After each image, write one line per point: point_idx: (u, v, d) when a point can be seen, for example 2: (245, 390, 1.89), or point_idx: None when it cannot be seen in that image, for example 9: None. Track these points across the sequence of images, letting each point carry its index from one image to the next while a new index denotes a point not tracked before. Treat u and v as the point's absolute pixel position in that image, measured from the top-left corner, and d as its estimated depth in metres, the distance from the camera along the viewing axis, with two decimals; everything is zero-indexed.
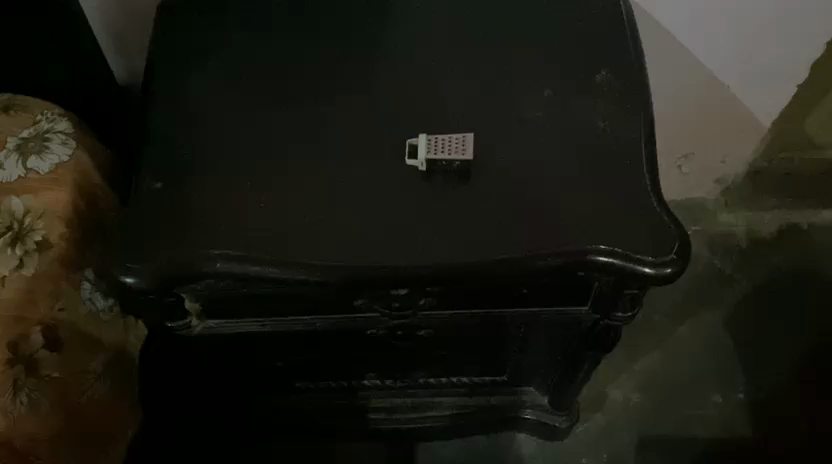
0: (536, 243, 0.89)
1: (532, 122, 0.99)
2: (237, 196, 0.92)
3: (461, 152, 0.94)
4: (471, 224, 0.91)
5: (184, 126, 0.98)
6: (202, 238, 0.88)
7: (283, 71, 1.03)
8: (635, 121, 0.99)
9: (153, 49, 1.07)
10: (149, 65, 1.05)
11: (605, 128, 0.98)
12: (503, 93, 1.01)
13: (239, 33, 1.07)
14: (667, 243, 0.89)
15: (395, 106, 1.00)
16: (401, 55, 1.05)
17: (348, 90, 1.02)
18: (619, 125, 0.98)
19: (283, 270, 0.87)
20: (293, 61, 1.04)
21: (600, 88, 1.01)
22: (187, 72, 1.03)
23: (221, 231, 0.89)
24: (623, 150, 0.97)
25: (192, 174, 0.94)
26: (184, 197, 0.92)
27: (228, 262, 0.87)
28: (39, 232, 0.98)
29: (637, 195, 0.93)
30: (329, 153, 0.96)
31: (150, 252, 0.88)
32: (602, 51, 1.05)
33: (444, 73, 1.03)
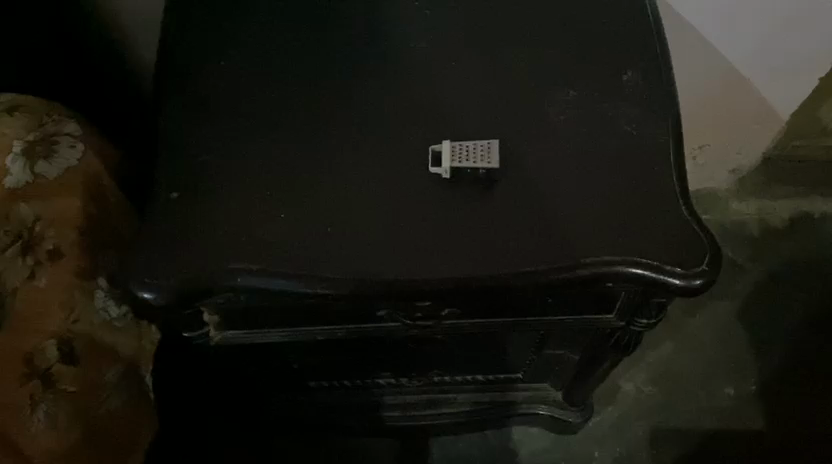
0: (563, 255, 0.88)
1: (557, 127, 0.96)
2: (258, 207, 0.90)
3: (487, 161, 0.91)
4: (497, 236, 0.89)
5: (200, 134, 0.95)
6: (222, 253, 0.86)
7: (301, 75, 1.01)
8: (663, 125, 0.97)
9: (165, 51, 1.04)
10: (162, 70, 1.02)
11: (633, 133, 0.96)
12: (526, 95, 0.99)
13: (254, 38, 1.04)
14: (698, 255, 0.88)
15: (416, 110, 0.98)
16: (421, 57, 1.02)
17: (368, 95, 0.99)
18: (647, 129, 0.96)
19: (305, 284, 0.85)
20: (310, 65, 1.01)
21: (626, 90, 0.99)
22: (201, 79, 1.00)
23: (243, 245, 0.87)
24: (652, 156, 0.94)
25: (211, 185, 0.91)
26: (202, 210, 0.89)
27: (251, 277, 0.85)
28: (49, 242, 0.96)
29: (667, 204, 0.91)
30: (350, 161, 0.93)
31: (169, 266, 0.85)
32: (628, 51, 1.02)
33: (466, 76, 1.01)
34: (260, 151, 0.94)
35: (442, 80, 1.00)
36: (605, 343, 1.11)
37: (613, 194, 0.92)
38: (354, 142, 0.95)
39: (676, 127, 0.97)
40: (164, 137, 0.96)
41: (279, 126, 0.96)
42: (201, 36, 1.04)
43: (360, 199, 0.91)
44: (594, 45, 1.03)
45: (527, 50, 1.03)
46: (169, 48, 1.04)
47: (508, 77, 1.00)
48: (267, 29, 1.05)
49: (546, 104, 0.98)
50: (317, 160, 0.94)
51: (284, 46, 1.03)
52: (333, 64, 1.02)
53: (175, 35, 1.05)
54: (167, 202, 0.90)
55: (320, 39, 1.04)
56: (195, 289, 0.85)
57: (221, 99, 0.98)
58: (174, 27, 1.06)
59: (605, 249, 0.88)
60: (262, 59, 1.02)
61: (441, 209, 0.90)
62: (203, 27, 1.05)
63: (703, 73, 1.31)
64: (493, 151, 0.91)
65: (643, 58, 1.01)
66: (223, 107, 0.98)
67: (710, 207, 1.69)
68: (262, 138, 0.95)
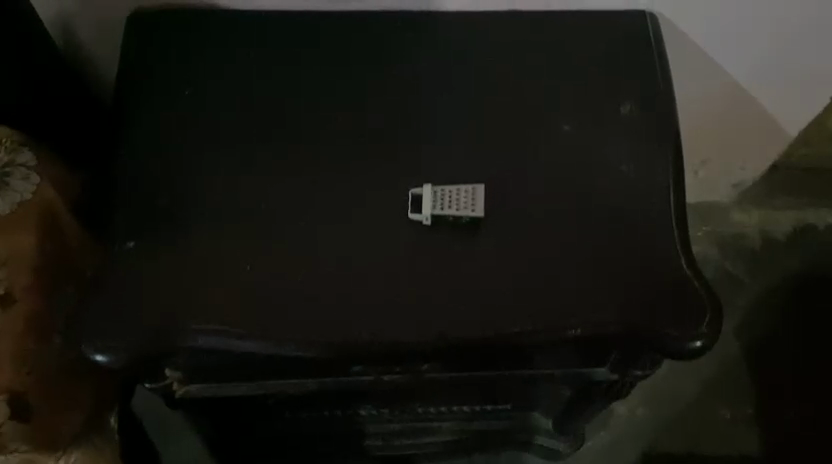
0: (554, 313, 0.80)
1: (549, 166, 0.89)
2: (222, 257, 0.83)
3: (471, 210, 0.85)
4: (481, 290, 0.81)
5: (164, 174, 0.89)
6: (181, 310, 0.79)
7: (273, 108, 0.94)
8: (662, 164, 0.90)
9: (124, 77, 0.97)
10: (120, 99, 0.95)
11: (629, 173, 0.89)
12: (515, 132, 0.92)
13: (222, 63, 0.97)
14: (697, 315, 0.81)
15: (396, 148, 0.91)
16: (404, 86, 0.96)
17: (346, 130, 0.93)
18: (645, 169, 0.89)
19: (270, 345, 0.78)
20: (283, 95, 0.95)
21: (624, 125, 0.92)
22: (166, 112, 0.93)
23: (204, 301, 0.80)
24: (650, 199, 0.87)
25: (171, 231, 0.84)
26: (161, 259, 0.82)
27: (211, 337, 0.78)
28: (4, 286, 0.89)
29: (665, 254, 0.85)
30: (325, 206, 0.87)
31: (124, 326, 0.78)
32: (627, 80, 0.95)
33: (451, 108, 0.94)
34: (227, 193, 0.88)
35: (426, 112, 0.94)
36: (593, 394, 1.03)
37: (608, 242, 0.85)
38: (330, 184, 0.89)
39: (676, 166, 0.90)
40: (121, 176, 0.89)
41: (249, 166, 0.90)
42: (165, 62, 0.97)
43: (333, 248, 0.84)
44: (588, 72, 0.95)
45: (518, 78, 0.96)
46: (130, 75, 0.96)
47: (497, 111, 0.94)
48: (237, 54, 0.97)
49: (536, 141, 0.91)
50: (288, 202, 0.87)
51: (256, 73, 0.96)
52: (308, 94, 0.95)
53: (138, 61, 0.97)
54: (124, 250, 0.83)
55: (295, 66, 0.97)
56: (150, 350, 0.78)
57: (187, 135, 0.92)
58: (136, 50, 0.98)
59: (599, 305, 0.81)
60: (232, 88, 0.95)
61: (421, 261, 0.83)
62: (167, 52, 0.98)
63: (707, 95, 1.24)
64: (478, 199, 0.86)
65: (642, 87, 0.94)
66: (188, 145, 0.91)
67: (711, 216, 1.62)
68: (231, 178, 0.89)
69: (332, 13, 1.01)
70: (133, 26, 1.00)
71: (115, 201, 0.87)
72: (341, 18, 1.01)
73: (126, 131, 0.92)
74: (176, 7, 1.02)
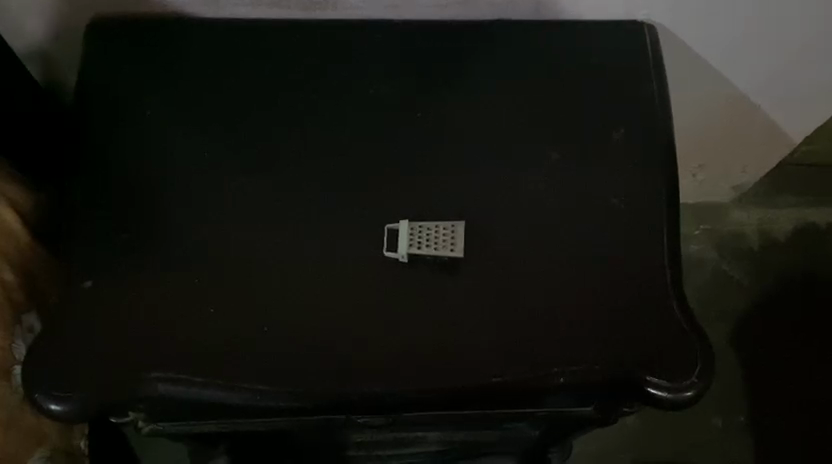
0: (536, 362, 0.76)
1: (535, 198, 0.85)
2: (187, 298, 0.79)
3: (450, 250, 0.81)
4: (460, 335, 0.78)
5: (123, 206, 0.84)
6: (141, 358, 0.76)
7: (240, 131, 0.88)
8: (654, 197, 0.86)
9: (86, 92, 0.90)
10: (82, 118, 0.89)
11: (620, 207, 0.85)
12: (500, 159, 0.87)
13: (191, 79, 0.90)
14: (690, 363, 0.78)
15: (374, 174, 0.86)
16: (382, 105, 0.90)
17: (319, 155, 0.87)
18: (637, 203, 0.85)
19: (236, 393, 0.75)
20: (255, 115, 0.89)
21: (616, 151, 0.88)
22: (127, 137, 0.88)
23: (168, 347, 0.76)
24: (642, 236, 0.84)
25: (133, 270, 0.81)
26: (120, 303, 0.79)
27: (174, 386, 0.75)
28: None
29: (655, 296, 0.81)
30: (298, 241, 0.83)
31: (83, 375, 0.75)
32: (621, 102, 0.90)
33: (431, 131, 0.89)
34: (192, 228, 0.83)
35: (406, 135, 0.88)
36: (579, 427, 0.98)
37: (594, 283, 0.81)
38: (304, 215, 0.84)
39: (670, 199, 0.86)
40: (78, 211, 0.84)
41: (217, 196, 0.85)
42: (125, 80, 0.91)
43: (304, 289, 0.80)
44: (579, 93, 0.91)
45: (504, 98, 0.90)
46: (87, 94, 0.90)
47: (481, 134, 0.89)
48: (201, 71, 0.91)
49: (523, 170, 0.87)
50: (260, 235, 0.83)
51: (223, 91, 0.90)
52: (279, 114, 0.89)
53: (94, 77, 0.91)
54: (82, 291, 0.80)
55: (265, 82, 0.90)
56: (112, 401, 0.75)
57: (149, 163, 0.86)
58: (93, 65, 0.92)
59: (583, 353, 0.77)
60: (195, 109, 0.89)
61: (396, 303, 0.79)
62: (128, 69, 0.92)
63: (708, 104, 1.17)
64: (457, 238, 0.82)
65: (637, 112, 0.90)
66: (151, 173, 0.86)
67: (709, 215, 1.56)
68: (196, 209, 0.84)
69: (306, 21, 0.94)
70: (88, 39, 0.93)
71: (72, 236, 0.83)
72: (316, 26, 0.94)
73: (85, 159, 0.87)
74: (138, 15, 0.96)
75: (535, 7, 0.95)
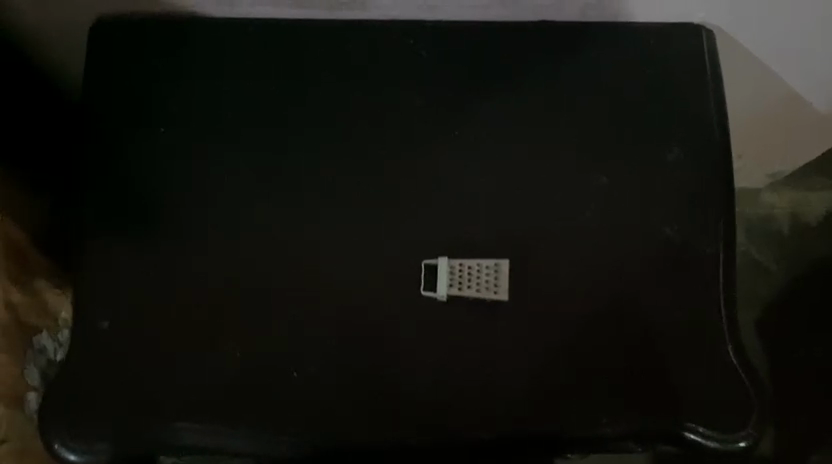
0: (579, 413, 0.73)
1: (583, 228, 0.79)
2: (211, 341, 0.75)
3: (493, 292, 0.76)
4: (502, 384, 0.73)
5: (141, 235, 0.79)
6: (168, 406, 0.72)
7: (263, 153, 0.82)
8: (710, 228, 0.80)
9: (101, 103, 0.84)
10: (99, 134, 0.83)
11: (673, 240, 0.79)
12: (546, 184, 0.81)
13: (214, 90, 0.84)
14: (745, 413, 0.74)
15: (411, 199, 0.81)
16: (416, 124, 0.83)
17: (349, 180, 0.81)
18: (692, 235, 0.80)
19: (264, 444, 0.72)
20: (286, 130, 0.83)
21: (670, 175, 0.82)
22: (141, 158, 0.82)
23: (197, 395, 0.73)
24: (694, 272, 0.78)
25: (152, 308, 0.76)
26: (140, 345, 0.74)
27: (199, 434, 0.72)
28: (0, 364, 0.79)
29: (708, 341, 0.76)
30: (327, 276, 0.77)
31: (107, 422, 0.72)
32: (675, 119, 0.84)
33: (469, 153, 0.82)
34: (213, 262, 0.78)
35: (444, 155, 0.82)
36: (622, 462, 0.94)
37: (643, 327, 0.76)
38: (334, 247, 0.79)
39: (727, 230, 0.80)
40: (90, 240, 0.79)
41: (240, 226, 0.79)
42: (140, 91, 0.85)
43: (335, 331, 0.75)
44: (631, 110, 0.84)
45: (549, 115, 0.83)
46: (95, 108, 0.84)
47: (523, 157, 0.82)
48: (217, 83, 0.84)
49: (569, 196, 0.81)
50: (291, 268, 0.78)
51: (243, 106, 0.84)
52: (305, 134, 0.83)
53: (102, 90, 0.85)
54: (98, 330, 0.75)
55: (288, 96, 0.84)
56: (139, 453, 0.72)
57: (167, 187, 0.81)
58: (100, 76, 0.85)
59: (632, 402, 0.73)
60: (214, 127, 0.83)
61: (434, 348, 0.75)
62: (137, 79, 0.85)
63: (752, 102, 1.10)
64: (501, 279, 0.76)
65: (693, 131, 0.83)
66: (169, 199, 0.81)
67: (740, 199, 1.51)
68: (216, 241, 0.79)
69: (331, 25, 0.87)
70: (93, 45, 0.86)
71: (86, 268, 0.78)
72: (342, 32, 0.87)
73: (98, 181, 0.82)
74: (147, 15, 0.88)
75: (584, 6, 0.86)
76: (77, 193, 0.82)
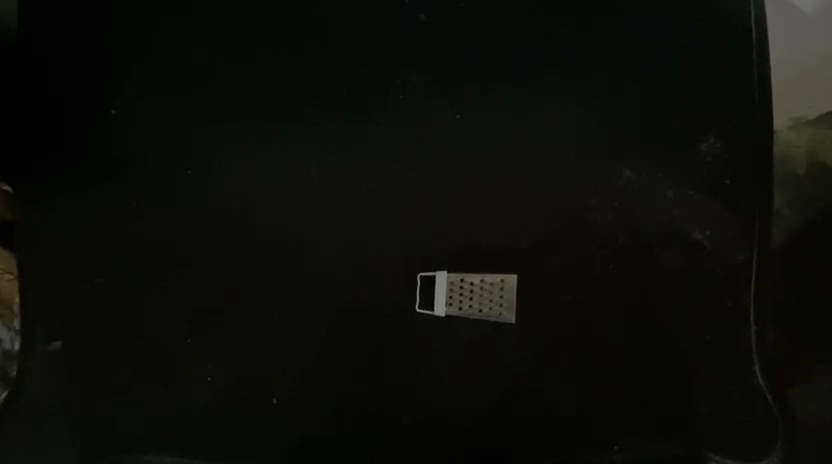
0: (582, 441, 0.69)
1: (598, 234, 0.70)
2: (190, 365, 0.70)
3: (499, 314, 0.69)
4: (499, 410, 0.69)
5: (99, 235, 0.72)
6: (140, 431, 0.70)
7: (236, 136, 0.72)
8: (746, 233, 0.70)
9: (47, 69, 0.73)
10: (48, 105, 0.73)
11: (703, 246, 0.70)
12: (558, 181, 0.71)
13: (177, 53, 0.72)
14: (765, 442, 0.69)
15: (404, 197, 0.71)
16: (411, 110, 0.71)
17: (333, 174, 0.71)
18: (724, 242, 0.70)
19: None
20: (259, 103, 0.72)
21: (703, 170, 0.71)
22: (107, 129, 0.72)
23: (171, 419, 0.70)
24: (725, 286, 0.70)
25: (128, 329, 0.71)
26: (116, 369, 0.70)
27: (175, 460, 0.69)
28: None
29: (731, 366, 0.69)
30: (315, 293, 0.70)
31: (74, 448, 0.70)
32: (716, 98, 0.71)
33: (473, 146, 0.71)
34: (189, 278, 0.71)
35: (442, 145, 0.71)
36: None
37: (658, 348, 0.69)
38: (321, 258, 0.71)
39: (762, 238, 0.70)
40: (49, 243, 0.72)
41: (213, 234, 0.71)
42: (93, 53, 0.73)
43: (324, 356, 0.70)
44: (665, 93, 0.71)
45: (570, 101, 0.71)
46: (42, 73, 0.73)
47: (537, 151, 0.71)
48: (180, 43, 0.72)
49: (587, 198, 0.70)
50: (266, 279, 0.71)
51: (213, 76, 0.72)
52: (282, 108, 0.72)
53: (53, 44, 0.73)
54: (71, 348, 0.71)
55: (261, 62, 0.72)
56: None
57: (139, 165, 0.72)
58: (44, 32, 0.73)
59: (640, 430, 0.69)
60: (181, 99, 0.72)
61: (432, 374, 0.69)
62: (99, 31, 0.73)
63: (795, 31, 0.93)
64: (506, 298, 0.70)
65: (735, 114, 0.71)
66: (131, 191, 0.72)
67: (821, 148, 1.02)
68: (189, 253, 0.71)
69: None
70: None
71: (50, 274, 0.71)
72: None
73: (62, 151, 0.72)
74: None
75: None
76: (28, 173, 0.72)
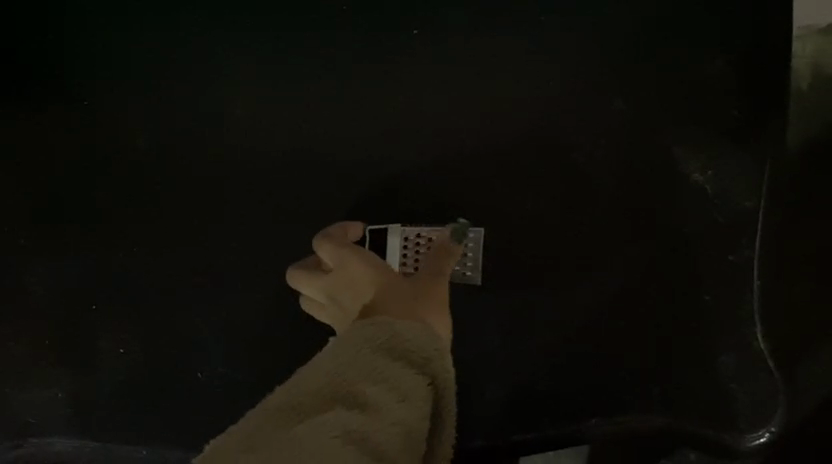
0: (562, 410, 0.64)
1: (584, 185, 0.64)
2: (130, 334, 0.67)
3: (464, 275, 0.64)
4: (474, 375, 0.64)
5: (49, 166, 0.68)
6: (86, 385, 0.67)
7: (200, 80, 0.66)
8: (751, 177, 0.63)
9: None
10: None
11: (705, 194, 0.63)
12: (543, 127, 0.64)
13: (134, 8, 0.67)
14: (766, 413, 0.62)
15: (380, 150, 0.65)
16: (372, 59, 0.65)
17: (302, 120, 0.66)
18: (725, 188, 0.63)
19: (190, 443, 0.65)
20: (228, 54, 0.66)
21: (703, 105, 0.63)
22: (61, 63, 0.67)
23: (112, 380, 0.67)
24: (722, 239, 0.63)
25: (73, 306, 0.67)
26: (67, 340, 0.67)
27: (121, 429, 0.67)
28: (428, 375, 0.44)
29: (732, 324, 0.63)
30: (263, 230, 0.66)
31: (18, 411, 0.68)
32: (721, 26, 0.62)
33: (440, 96, 0.65)
34: (151, 237, 0.67)
35: (420, 93, 0.65)
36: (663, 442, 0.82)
37: (650, 312, 0.63)
38: (280, 203, 0.66)
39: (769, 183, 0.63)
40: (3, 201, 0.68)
41: (165, 182, 0.67)
42: None
43: (283, 313, 0.66)
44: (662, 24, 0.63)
45: (553, 42, 0.64)
46: None
47: (511, 99, 0.64)
48: None
49: (571, 148, 0.64)
50: (233, 219, 0.66)
51: (172, 34, 0.66)
52: (252, 57, 0.66)
53: None
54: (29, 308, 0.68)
55: (235, 17, 0.66)
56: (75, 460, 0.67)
57: (81, 111, 0.67)
58: None
59: (624, 398, 0.63)
60: (137, 47, 0.67)
61: None
62: None
63: None
64: (473, 257, 0.64)
65: (745, 37, 0.62)
66: (79, 129, 0.67)
67: None
68: (145, 211, 0.67)
69: None
70: None
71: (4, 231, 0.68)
72: None
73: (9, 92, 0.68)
74: None
75: None
76: None
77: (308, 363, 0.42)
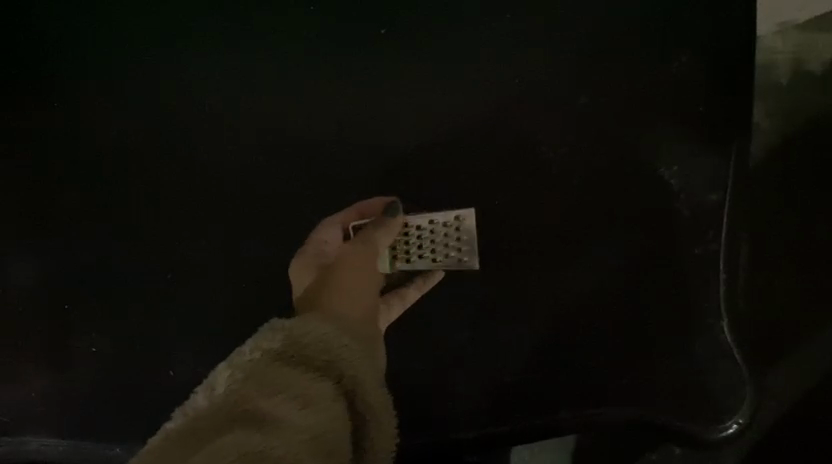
0: None
1: (551, 180, 0.64)
2: (106, 331, 0.68)
3: (460, 260, 0.65)
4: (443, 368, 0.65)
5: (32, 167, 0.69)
6: (62, 382, 0.68)
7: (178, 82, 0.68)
8: (713, 170, 0.64)
9: None
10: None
11: (669, 187, 0.64)
12: (511, 123, 0.65)
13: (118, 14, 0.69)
14: (729, 405, 0.63)
15: (352, 149, 0.67)
16: (344, 61, 0.66)
17: (276, 120, 0.67)
18: (687, 180, 0.64)
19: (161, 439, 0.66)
20: (205, 56, 0.68)
21: (666, 99, 0.64)
22: (47, 68, 0.70)
23: (87, 378, 0.68)
24: (685, 232, 0.64)
25: (52, 304, 0.69)
26: (45, 337, 0.68)
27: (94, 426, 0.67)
28: (334, 375, 0.46)
29: (697, 315, 0.63)
30: (237, 229, 0.67)
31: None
32: (684, 22, 0.63)
33: (410, 94, 0.66)
34: (131, 236, 0.68)
35: (391, 93, 0.66)
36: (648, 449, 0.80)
37: (616, 303, 0.64)
38: (254, 202, 0.67)
39: (732, 176, 0.64)
40: None
41: (145, 182, 0.68)
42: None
43: (256, 309, 0.66)
44: (627, 21, 0.64)
45: (521, 38, 0.65)
46: None
47: (480, 97, 0.65)
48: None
49: (538, 143, 0.65)
50: (209, 218, 0.68)
51: (153, 40, 0.68)
52: (230, 60, 0.68)
53: None
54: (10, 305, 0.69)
55: (214, 21, 0.68)
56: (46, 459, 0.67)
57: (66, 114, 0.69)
58: None
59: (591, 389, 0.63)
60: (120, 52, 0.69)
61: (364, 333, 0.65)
62: None
63: None
64: (466, 242, 0.65)
65: (707, 33, 0.63)
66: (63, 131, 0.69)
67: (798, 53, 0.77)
68: (125, 210, 0.69)
69: None
70: None
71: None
72: None
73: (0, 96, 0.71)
74: None
75: None
76: None
77: (192, 397, 0.43)
